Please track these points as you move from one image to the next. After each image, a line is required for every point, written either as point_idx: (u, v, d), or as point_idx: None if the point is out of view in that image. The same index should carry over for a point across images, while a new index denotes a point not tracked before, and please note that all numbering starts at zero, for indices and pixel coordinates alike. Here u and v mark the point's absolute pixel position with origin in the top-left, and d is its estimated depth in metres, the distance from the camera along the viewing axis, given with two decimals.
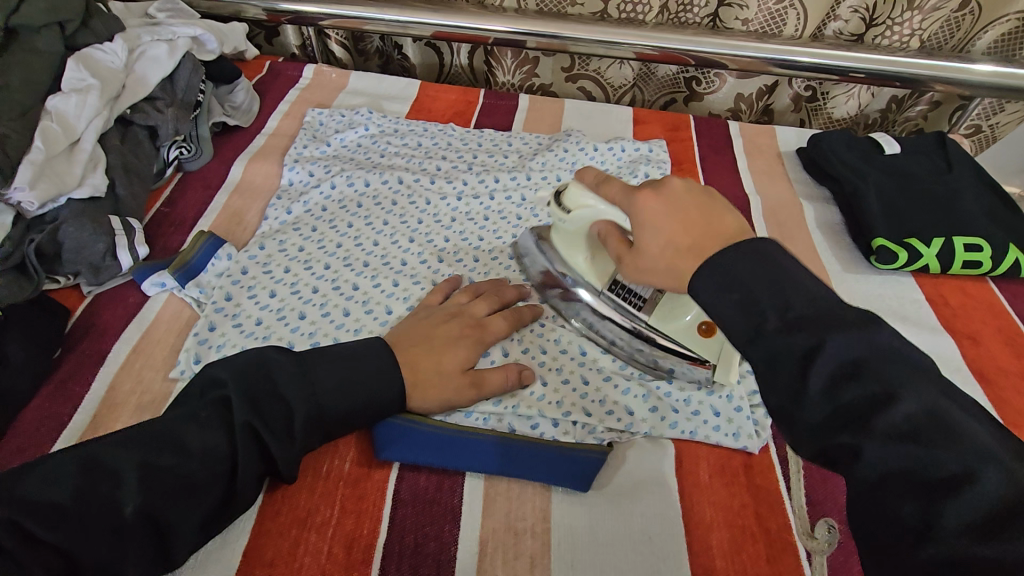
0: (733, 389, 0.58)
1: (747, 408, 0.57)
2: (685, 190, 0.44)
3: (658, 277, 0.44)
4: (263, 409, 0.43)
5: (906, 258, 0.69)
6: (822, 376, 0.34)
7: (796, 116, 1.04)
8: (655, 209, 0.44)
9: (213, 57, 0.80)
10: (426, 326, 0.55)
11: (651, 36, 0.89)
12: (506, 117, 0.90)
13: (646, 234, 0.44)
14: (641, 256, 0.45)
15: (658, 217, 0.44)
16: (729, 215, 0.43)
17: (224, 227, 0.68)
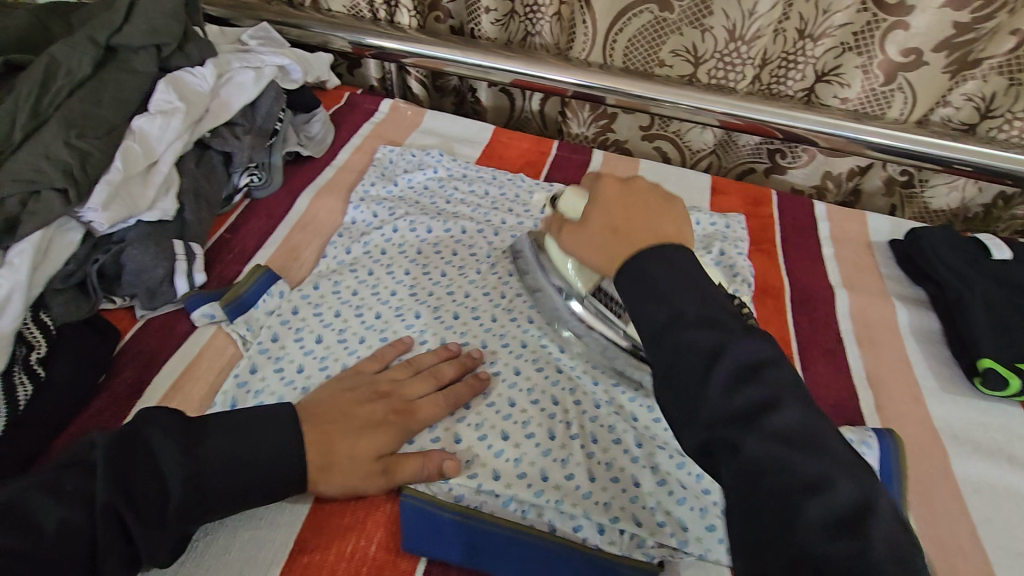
0: None
1: None
2: (638, 187, 0.49)
3: (590, 250, 0.48)
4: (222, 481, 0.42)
5: (1018, 386, 0.60)
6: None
7: (887, 200, 0.96)
8: (611, 192, 0.49)
9: (296, 86, 0.80)
10: (394, 397, 0.51)
11: (740, 106, 0.85)
12: (577, 172, 0.87)
13: (593, 209, 0.49)
14: (581, 230, 0.49)
15: (606, 200, 0.49)
16: (671, 221, 0.47)
17: (281, 262, 0.67)
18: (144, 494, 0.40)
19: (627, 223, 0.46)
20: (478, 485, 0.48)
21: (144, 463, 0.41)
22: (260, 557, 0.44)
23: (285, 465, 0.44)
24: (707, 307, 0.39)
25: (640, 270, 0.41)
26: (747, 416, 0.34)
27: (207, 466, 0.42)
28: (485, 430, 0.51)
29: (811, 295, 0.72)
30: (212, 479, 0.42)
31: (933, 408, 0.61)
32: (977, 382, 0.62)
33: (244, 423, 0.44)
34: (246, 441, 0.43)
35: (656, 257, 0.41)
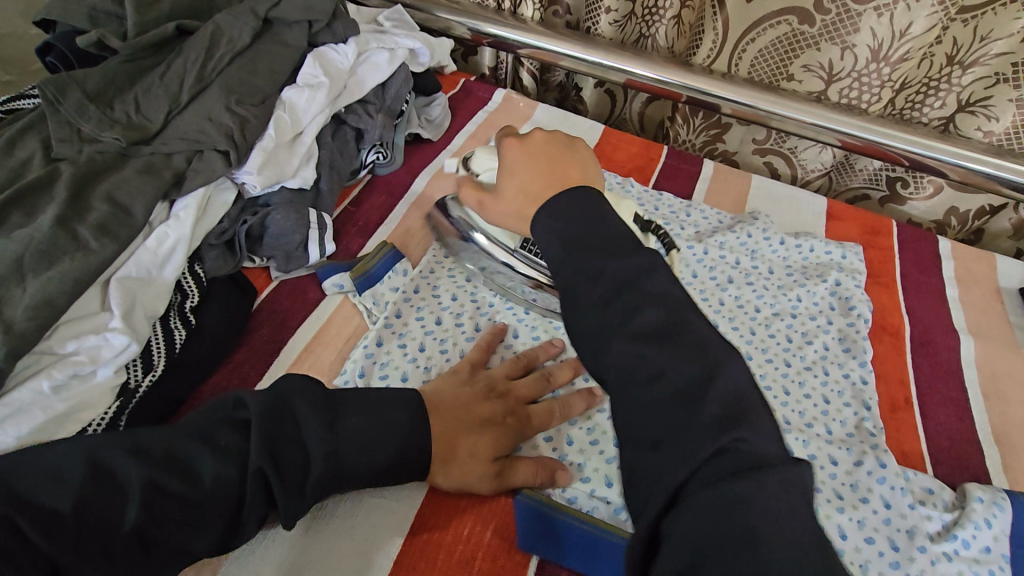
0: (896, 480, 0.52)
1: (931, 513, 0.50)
2: (542, 141, 0.51)
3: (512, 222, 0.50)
4: (346, 459, 0.43)
5: None
6: None
7: (1014, 243, 0.91)
8: (514, 157, 0.50)
9: (421, 69, 0.82)
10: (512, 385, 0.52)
11: (870, 128, 0.81)
12: (686, 183, 0.85)
13: (506, 182, 0.50)
14: (498, 202, 0.50)
15: (516, 165, 0.50)
16: (574, 168, 0.49)
17: (400, 241, 0.69)
18: (288, 461, 0.41)
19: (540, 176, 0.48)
20: (591, 490, 0.48)
21: (291, 429, 0.41)
22: (384, 532, 0.46)
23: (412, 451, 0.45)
24: None
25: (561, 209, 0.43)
26: (625, 331, 0.36)
27: (346, 441, 0.43)
28: (598, 436, 0.52)
29: (933, 338, 0.68)
30: (351, 452, 0.43)
31: None
32: None
33: (386, 405, 0.45)
34: (376, 420, 0.44)
35: (573, 200, 0.43)
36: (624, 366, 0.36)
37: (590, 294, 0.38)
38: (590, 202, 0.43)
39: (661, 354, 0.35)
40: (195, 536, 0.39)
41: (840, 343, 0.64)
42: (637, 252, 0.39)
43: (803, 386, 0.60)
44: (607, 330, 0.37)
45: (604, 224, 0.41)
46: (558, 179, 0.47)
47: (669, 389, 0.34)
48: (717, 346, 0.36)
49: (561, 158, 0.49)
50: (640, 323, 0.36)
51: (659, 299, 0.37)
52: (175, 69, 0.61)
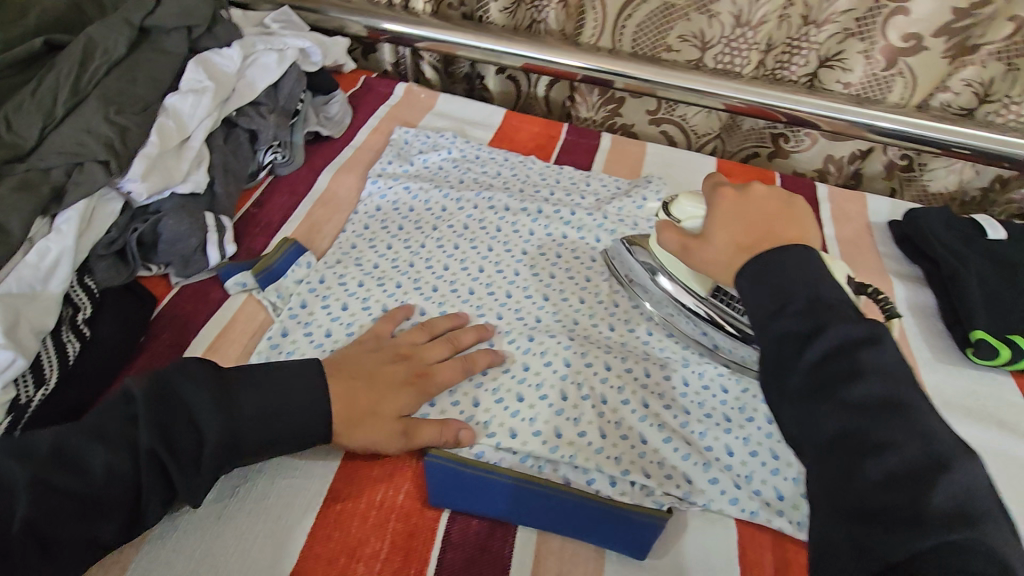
0: (752, 432, 0.54)
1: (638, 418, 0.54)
2: (767, 195, 0.52)
3: (715, 270, 0.50)
4: (242, 432, 0.44)
5: (1008, 356, 0.63)
6: None
7: (887, 184, 0.99)
8: (730, 205, 0.52)
9: (315, 68, 0.83)
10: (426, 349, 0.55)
11: (746, 89, 0.87)
12: (586, 156, 0.90)
13: (718, 230, 0.51)
14: (706, 249, 0.51)
15: (732, 216, 0.51)
16: (793, 227, 0.49)
17: (305, 235, 0.70)
18: (182, 441, 0.43)
19: (754, 228, 0.49)
20: (496, 443, 0.51)
21: (185, 413, 0.43)
22: (295, 506, 0.47)
23: (314, 423, 0.47)
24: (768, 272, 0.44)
25: (762, 267, 0.44)
26: (835, 399, 0.37)
27: (242, 419, 0.44)
28: (501, 393, 0.54)
29: None
30: (251, 429, 0.45)
31: (927, 377, 0.64)
32: (968, 353, 0.66)
33: (286, 383, 0.47)
34: (267, 392, 0.46)
35: (786, 253, 0.44)
36: (836, 435, 0.37)
37: (803, 354, 0.39)
38: (806, 257, 0.44)
39: (879, 426, 0.36)
40: (96, 525, 0.40)
41: None
42: (862, 322, 0.40)
43: (557, 313, 0.64)
44: (824, 393, 0.38)
45: (792, 267, 0.43)
46: (766, 233, 0.48)
47: (881, 465, 0.34)
48: (951, 440, 0.35)
49: (775, 214, 0.50)
50: (861, 391, 0.37)
51: (879, 372, 0.37)
52: (46, 84, 0.60)
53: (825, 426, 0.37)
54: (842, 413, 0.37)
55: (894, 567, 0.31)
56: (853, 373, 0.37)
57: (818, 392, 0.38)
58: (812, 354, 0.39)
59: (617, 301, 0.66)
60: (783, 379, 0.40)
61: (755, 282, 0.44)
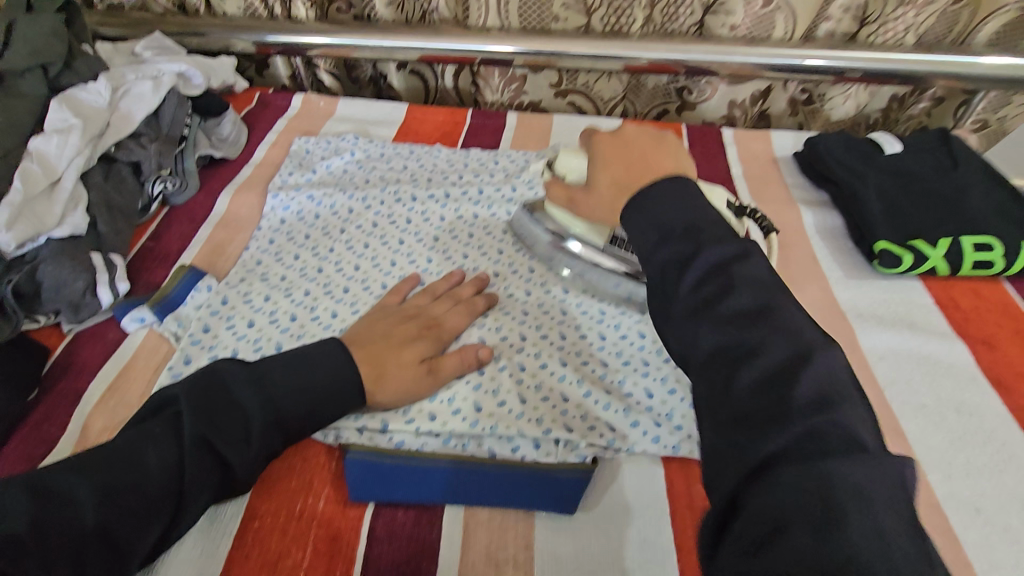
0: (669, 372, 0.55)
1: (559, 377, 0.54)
2: (637, 134, 0.54)
3: (602, 211, 0.52)
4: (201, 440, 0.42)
5: (910, 261, 0.65)
6: None
7: (794, 120, 1.01)
8: (606, 147, 0.54)
9: (200, 91, 0.80)
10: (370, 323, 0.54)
11: (639, 47, 0.88)
12: (493, 137, 0.89)
13: (599, 172, 0.53)
14: (591, 193, 0.53)
15: (609, 159, 0.52)
16: (666, 161, 0.51)
17: (206, 260, 0.68)
18: (136, 467, 0.40)
19: (630, 169, 0.50)
20: (415, 429, 0.50)
21: (98, 459, 0.40)
22: (212, 531, 0.46)
23: (240, 440, 0.43)
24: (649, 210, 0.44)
25: (646, 201, 0.44)
26: (720, 319, 0.38)
27: (165, 454, 0.41)
28: None
29: None
30: (177, 463, 0.41)
31: (840, 294, 0.66)
32: (875, 265, 0.67)
33: (207, 402, 0.43)
34: (214, 396, 0.44)
35: (666, 186, 0.45)
36: (757, 379, 0.35)
37: (680, 280, 0.40)
38: (679, 185, 0.45)
39: (747, 334, 0.37)
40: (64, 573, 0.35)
41: None
42: (733, 240, 0.41)
43: None
44: (703, 312, 0.38)
45: (667, 203, 0.44)
46: (644, 171, 0.50)
47: (749, 368, 0.35)
48: (810, 335, 0.36)
49: (652, 150, 0.51)
50: (731, 304, 0.38)
51: (749, 284, 0.39)
52: None
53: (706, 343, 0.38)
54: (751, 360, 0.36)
55: (767, 459, 0.32)
56: (722, 294, 0.39)
57: (697, 314, 0.39)
58: (688, 278, 0.40)
59: (531, 270, 0.66)
60: (663, 305, 0.41)
61: (637, 219, 0.44)
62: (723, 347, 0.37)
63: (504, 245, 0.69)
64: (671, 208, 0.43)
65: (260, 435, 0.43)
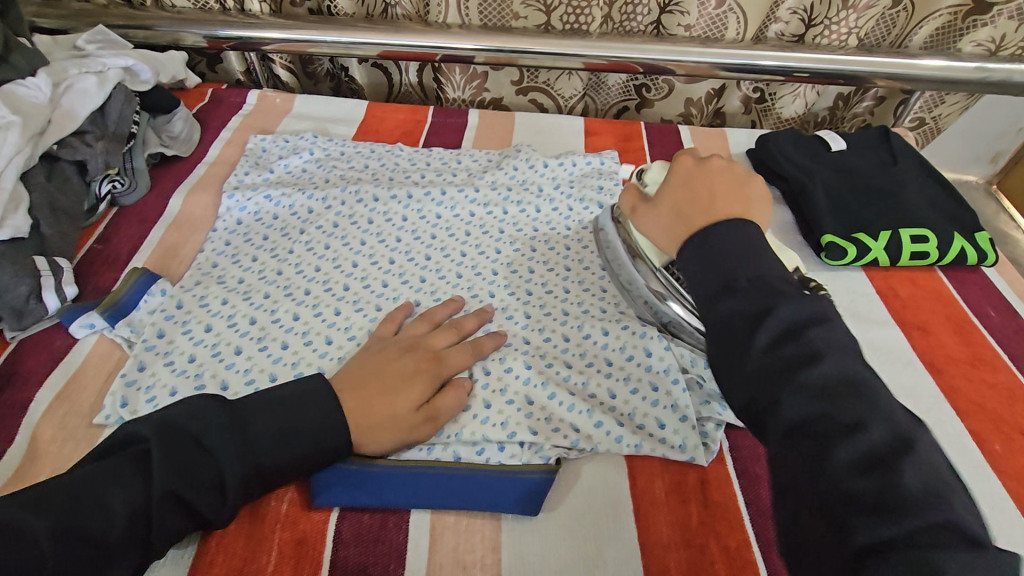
0: (631, 371, 0.57)
1: (525, 380, 0.55)
2: (723, 168, 0.51)
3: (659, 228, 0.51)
4: (185, 475, 0.40)
5: (854, 253, 0.69)
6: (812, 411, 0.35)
7: (746, 117, 1.05)
8: (684, 169, 0.52)
9: (148, 87, 0.77)
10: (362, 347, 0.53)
11: (598, 46, 0.89)
12: (455, 135, 0.89)
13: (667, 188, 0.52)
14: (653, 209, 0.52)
15: (680, 179, 0.52)
16: (736, 200, 0.48)
17: (159, 262, 0.66)
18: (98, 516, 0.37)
19: (696, 195, 0.49)
20: None
21: (53, 499, 0.36)
22: None
23: (214, 494, 0.41)
24: (705, 245, 0.44)
25: (710, 243, 0.44)
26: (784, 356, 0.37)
27: (131, 498, 0.38)
28: None
29: None
30: (144, 508, 0.38)
31: None
32: (823, 258, 0.70)
33: (182, 449, 0.40)
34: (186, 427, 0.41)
35: (725, 231, 0.44)
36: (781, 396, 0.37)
37: (733, 311, 0.40)
38: (743, 234, 0.44)
39: (840, 406, 0.35)
40: None
41: (580, 242, 0.71)
42: (789, 280, 0.42)
43: (435, 295, 0.63)
44: (786, 375, 0.37)
45: (756, 255, 0.43)
46: (710, 201, 0.48)
47: (850, 446, 0.33)
48: (902, 416, 0.35)
49: (726, 187, 0.49)
50: (791, 344, 0.38)
51: (834, 351, 0.37)
52: None
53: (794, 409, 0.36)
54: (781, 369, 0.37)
55: (877, 546, 0.30)
56: (804, 359, 0.37)
57: (773, 378, 0.37)
58: (762, 338, 0.38)
59: (495, 271, 0.67)
60: (734, 364, 0.39)
61: (700, 257, 0.44)
62: (812, 420, 0.35)
63: (469, 247, 0.69)
64: (736, 260, 0.42)
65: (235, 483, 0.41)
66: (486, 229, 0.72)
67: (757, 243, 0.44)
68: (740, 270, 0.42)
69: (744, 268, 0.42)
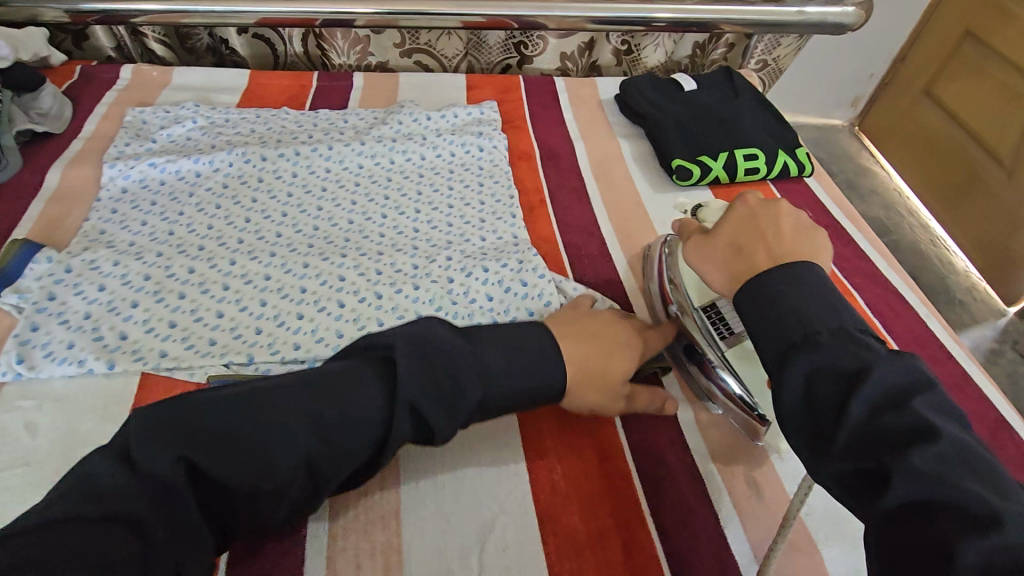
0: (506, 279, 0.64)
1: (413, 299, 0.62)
2: (791, 217, 0.48)
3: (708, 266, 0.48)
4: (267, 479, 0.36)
5: (698, 172, 0.80)
6: (958, 502, 0.29)
7: (619, 68, 1.15)
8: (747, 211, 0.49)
9: (8, 63, 0.75)
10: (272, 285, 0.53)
11: (471, 4, 0.94)
12: (341, 98, 0.92)
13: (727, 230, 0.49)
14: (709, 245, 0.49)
15: (740, 222, 0.48)
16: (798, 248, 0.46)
17: (41, 234, 0.66)
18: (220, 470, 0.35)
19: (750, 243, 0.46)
20: (281, 358, 0.56)
21: (227, 418, 0.37)
22: None
23: (444, 412, 0.41)
24: (759, 291, 0.42)
25: (772, 286, 0.41)
26: (907, 453, 0.32)
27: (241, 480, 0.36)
28: (283, 317, 0.59)
29: (557, 151, 0.86)
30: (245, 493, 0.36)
31: (649, 207, 0.79)
32: (674, 179, 0.81)
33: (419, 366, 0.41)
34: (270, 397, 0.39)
35: (785, 277, 0.41)
36: (907, 498, 0.31)
37: (847, 404, 0.35)
38: (809, 284, 0.40)
39: (958, 487, 0.30)
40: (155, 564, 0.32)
41: (462, 183, 0.77)
42: (902, 362, 0.36)
43: (327, 239, 0.68)
44: (897, 454, 0.32)
45: (831, 302, 0.40)
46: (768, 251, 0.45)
47: (981, 541, 0.28)
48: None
49: (788, 235, 0.47)
50: (926, 446, 0.32)
51: (942, 423, 0.33)
52: None
53: (905, 482, 0.31)
54: (906, 469, 0.31)
55: None
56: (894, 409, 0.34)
57: (876, 450, 0.33)
58: (858, 405, 0.34)
59: (383, 215, 0.72)
60: (823, 446, 0.35)
61: (771, 294, 0.41)
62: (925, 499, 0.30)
63: (360, 196, 0.74)
64: (805, 298, 0.40)
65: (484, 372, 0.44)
66: (374, 178, 0.77)
67: (822, 287, 0.41)
68: (816, 316, 0.39)
69: (822, 316, 0.39)
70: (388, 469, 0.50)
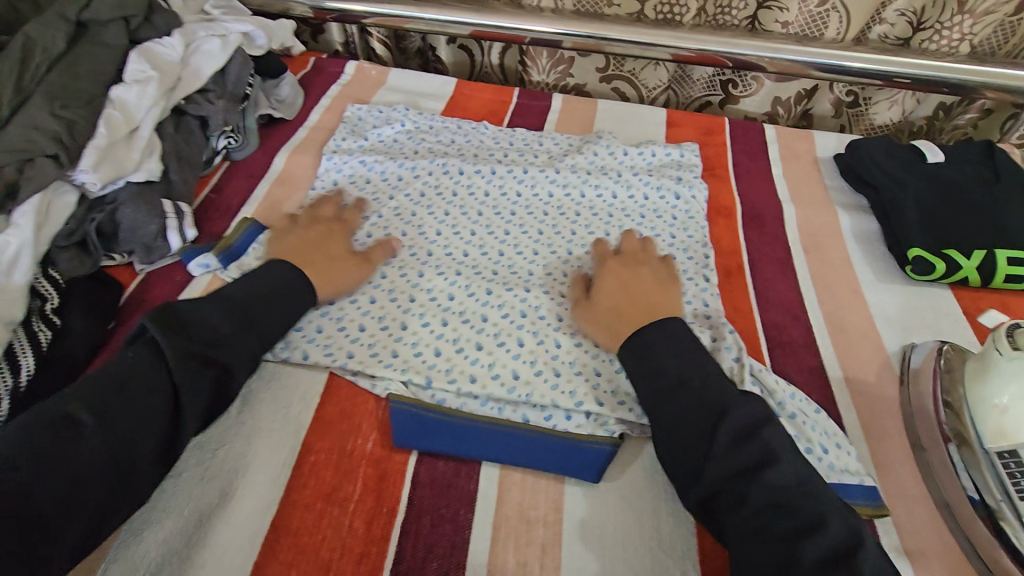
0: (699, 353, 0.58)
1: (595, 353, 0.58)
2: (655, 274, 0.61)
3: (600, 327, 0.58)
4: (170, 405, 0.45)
5: (943, 269, 0.67)
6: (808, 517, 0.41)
7: (836, 121, 1.02)
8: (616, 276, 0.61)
9: (261, 52, 0.83)
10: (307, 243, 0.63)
11: (689, 38, 0.89)
12: (538, 118, 0.91)
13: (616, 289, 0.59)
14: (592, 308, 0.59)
15: (622, 283, 0.60)
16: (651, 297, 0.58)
17: (264, 215, 0.72)
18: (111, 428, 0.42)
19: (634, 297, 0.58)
20: (457, 390, 0.55)
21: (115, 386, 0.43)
22: (276, 455, 0.51)
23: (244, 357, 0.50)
24: (641, 350, 0.52)
25: (645, 341, 0.53)
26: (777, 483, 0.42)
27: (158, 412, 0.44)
28: (462, 344, 0.58)
29: (763, 213, 0.78)
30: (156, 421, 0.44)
31: (870, 297, 0.68)
32: (908, 271, 0.68)
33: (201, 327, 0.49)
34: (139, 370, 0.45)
35: (657, 331, 0.53)
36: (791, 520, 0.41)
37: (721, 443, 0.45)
38: (672, 332, 0.53)
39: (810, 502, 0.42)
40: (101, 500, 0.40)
41: (654, 232, 0.72)
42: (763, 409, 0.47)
43: (511, 267, 0.67)
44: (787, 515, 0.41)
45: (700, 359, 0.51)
46: (649, 301, 0.57)
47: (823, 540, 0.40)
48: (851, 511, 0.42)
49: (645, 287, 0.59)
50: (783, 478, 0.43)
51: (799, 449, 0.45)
52: None
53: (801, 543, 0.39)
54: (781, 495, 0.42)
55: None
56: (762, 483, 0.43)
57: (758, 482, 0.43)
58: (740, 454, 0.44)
59: (569, 251, 0.69)
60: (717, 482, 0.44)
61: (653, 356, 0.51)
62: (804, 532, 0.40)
63: (547, 226, 0.72)
64: (671, 358, 0.51)
65: (236, 330, 0.50)
66: (563, 209, 0.74)
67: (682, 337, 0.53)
68: (685, 370, 0.50)
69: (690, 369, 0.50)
70: (550, 545, 0.48)
